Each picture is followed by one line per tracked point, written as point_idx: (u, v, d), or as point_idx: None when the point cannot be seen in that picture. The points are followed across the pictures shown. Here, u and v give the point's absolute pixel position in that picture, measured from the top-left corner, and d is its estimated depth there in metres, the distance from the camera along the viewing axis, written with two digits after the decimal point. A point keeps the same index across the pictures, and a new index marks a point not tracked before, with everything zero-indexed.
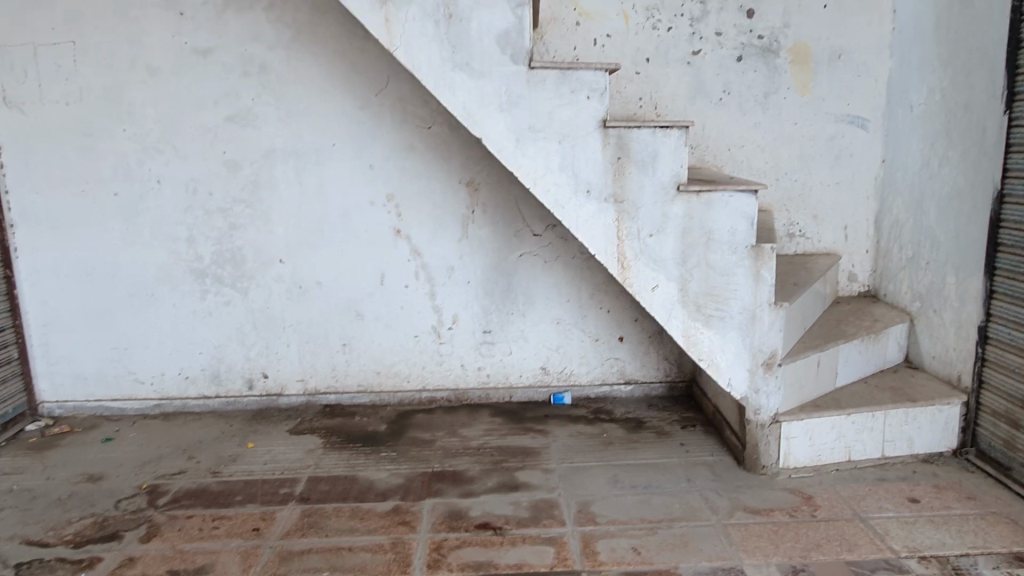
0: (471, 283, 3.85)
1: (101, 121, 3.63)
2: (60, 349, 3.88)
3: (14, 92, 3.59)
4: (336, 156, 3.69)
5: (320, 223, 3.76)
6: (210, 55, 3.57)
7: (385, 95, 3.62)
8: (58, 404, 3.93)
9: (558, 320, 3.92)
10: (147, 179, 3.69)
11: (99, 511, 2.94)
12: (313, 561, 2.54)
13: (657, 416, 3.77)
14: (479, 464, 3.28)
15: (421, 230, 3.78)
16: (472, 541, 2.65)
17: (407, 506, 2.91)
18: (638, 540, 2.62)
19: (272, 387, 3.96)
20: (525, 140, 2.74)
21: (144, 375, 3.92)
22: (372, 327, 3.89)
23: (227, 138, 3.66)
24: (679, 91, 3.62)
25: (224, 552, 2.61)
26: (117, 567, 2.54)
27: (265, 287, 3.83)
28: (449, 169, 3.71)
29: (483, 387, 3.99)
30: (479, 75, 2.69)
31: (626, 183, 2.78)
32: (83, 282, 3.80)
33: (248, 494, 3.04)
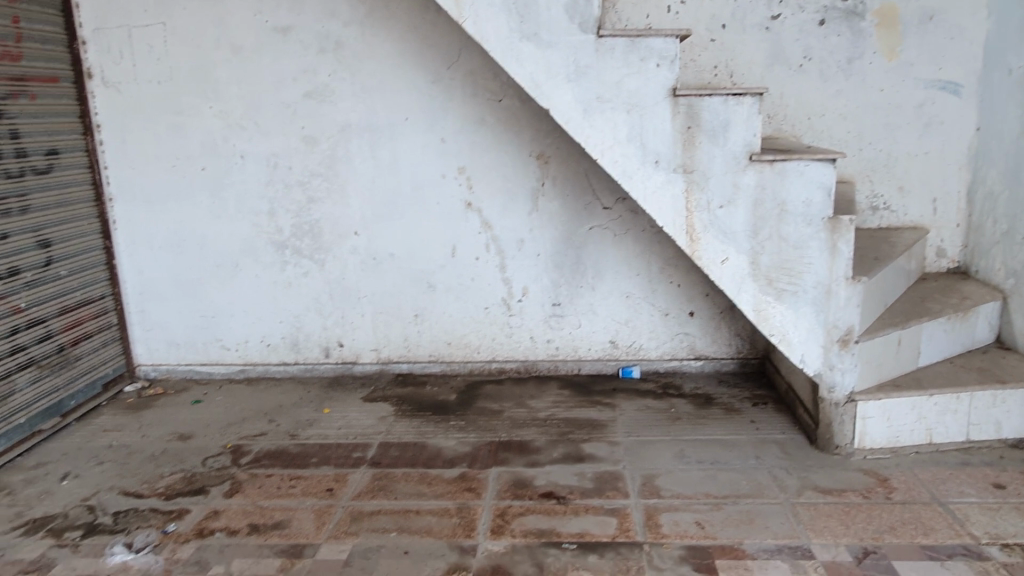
0: (540, 256, 3.87)
1: (189, 99, 3.80)
2: (154, 316, 4.12)
3: (111, 73, 3.80)
4: (408, 130, 3.75)
5: (393, 196, 3.84)
6: (289, 33, 3.67)
7: (457, 69, 3.65)
8: (153, 367, 4.20)
9: (627, 293, 3.89)
10: (232, 155, 3.86)
11: (188, 467, 3.14)
12: (382, 521, 2.64)
13: (727, 392, 3.71)
14: (545, 434, 3.32)
15: (492, 203, 3.81)
16: (536, 509, 2.69)
17: (474, 473, 2.98)
18: (702, 515, 2.60)
19: (347, 355, 4.10)
20: (593, 110, 2.71)
21: (230, 342, 4.13)
22: (443, 299, 3.97)
23: (305, 114, 3.77)
24: (757, 58, 3.50)
25: (300, 509, 2.75)
26: (203, 519, 2.71)
27: (341, 259, 3.95)
28: (519, 141, 3.71)
29: (552, 359, 4.02)
30: (547, 46, 2.67)
31: (696, 154, 2.73)
32: (175, 253, 4.02)
33: (323, 456, 3.18)
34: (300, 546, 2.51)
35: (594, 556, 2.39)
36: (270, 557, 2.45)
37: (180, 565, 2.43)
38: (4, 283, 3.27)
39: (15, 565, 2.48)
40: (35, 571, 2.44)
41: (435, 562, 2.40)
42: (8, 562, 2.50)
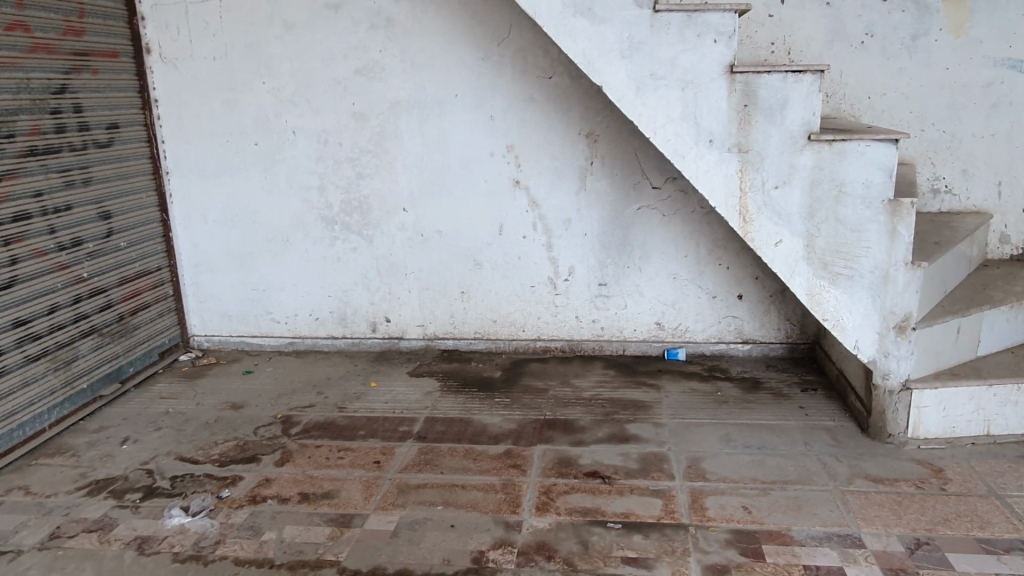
0: (588, 235, 3.84)
1: (242, 75, 3.85)
2: (208, 288, 4.23)
3: (169, 49, 3.87)
4: (457, 107, 3.74)
5: (442, 173, 3.85)
6: (341, 9, 3.68)
7: (507, 45, 3.61)
8: (206, 338, 4.31)
9: (675, 275, 3.85)
10: (284, 131, 3.91)
11: (241, 436, 3.23)
12: (429, 495, 2.68)
13: (775, 377, 3.66)
14: (590, 414, 3.32)
15: (540, 182, 3.79)
16: (580, 488, 2.70)
17: (519, 450, 3.00)
18: (749, 499, 2.58)
19: (393, 330, 4.15)
20: (646, 87, 2.67)
21: (280, 315, 4.21)
22: (489, 277, 3.98)
23: (355, 90, 3.79)
24: (816, 35, 3.40)
25: (348, 480, 2.81)
26: (255, 486, 2.79)
27: (389, 236, 3.99)
28: (568, 120, 3.67)
29: (597, 339, 4.00)
30: (601, 21, 2.63)
31: (751, 133, 2.66)
32: (227, 227, 4.11)
33: (370, 429, 3.23)
34: (349, 516, 2.57)
35: (639, 536, 2.39)
36: (320, 525, 2.51)
37: (234, 529, 2.51)
38: (69, 253, 3.38)
39: (80, 524, 2.58)
40: (99, 530, 2.54)
41: (481, 536, 2.43)
42: (72, 520, 2.61)
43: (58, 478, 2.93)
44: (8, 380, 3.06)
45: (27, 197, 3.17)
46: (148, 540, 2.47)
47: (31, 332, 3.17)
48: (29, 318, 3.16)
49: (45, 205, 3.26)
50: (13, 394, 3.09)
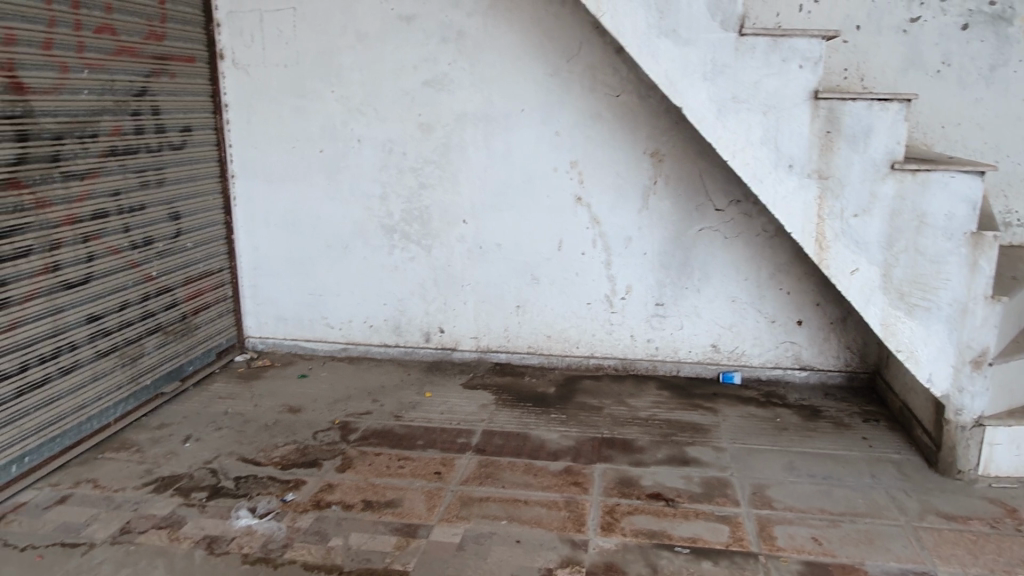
0: (647, 254, 3.83)
1: (312, 83, 3.91)
2: (266, 291, 4.29)
3: (242, 55, 3.95)
4: (523, 122, 3.75)
5: (504, 187, 3.86)
6: (413, 21, 3.72)
7: (577, 62, 3.62)
8: (261, 340, 4.37)
9: (734, 298, 3.81)
10: (349, 139, 3.96)
11: (300, 439, 3.25)
12: (493, 509, 2.68)
13: (834, 406, 3.60)
14: (648, 434, 3.30)
15: (602, 199, 3.79)
16: (645, 509, 2.68)
17: (579, 468, 2.99)
18: (819, 530, 2.54)
19: (447, 341, 4.16)
20: (727, 110, 2.68)
21: (335, 321, 4.26)
22: (546, 292, 3.98)
23: (423, 102, 3.83)
24: (891, 62, 3.37)
25: (411, 490, 2.81)
26: (319, 491, 2.81)
27: (448, 247, 4.01)
28: (634, 138, 3.67)
29: (651, 359, 3.98)
30: (685, 43, 2.64)
31: (833, 159, 2.65)
32: (289, 231, 4.16)
33: (428, 439, 3.24)
34: (414, 526, 2.57)
35: (709, 563, 2.37)
36: (386, 534, 2.52)
37: (301, 534, 2.52)
38: (141, 252, 3.46)
39: (150, 519, 2.62)
40: (168, 527, 2.57)
41: (549, 554, 2.41)
42: (142, 516, 2.65)
43: (125, 473, 2.97)
44: (79, 374, 3.12)
45: (106, 196, 3.25)
46: (217, 540, 2.49)
47: (103, 328, 3.23)
48: (102, 313, 3.23)
49: (122, 204, 3.34)
50: (83, 387, 3.15)
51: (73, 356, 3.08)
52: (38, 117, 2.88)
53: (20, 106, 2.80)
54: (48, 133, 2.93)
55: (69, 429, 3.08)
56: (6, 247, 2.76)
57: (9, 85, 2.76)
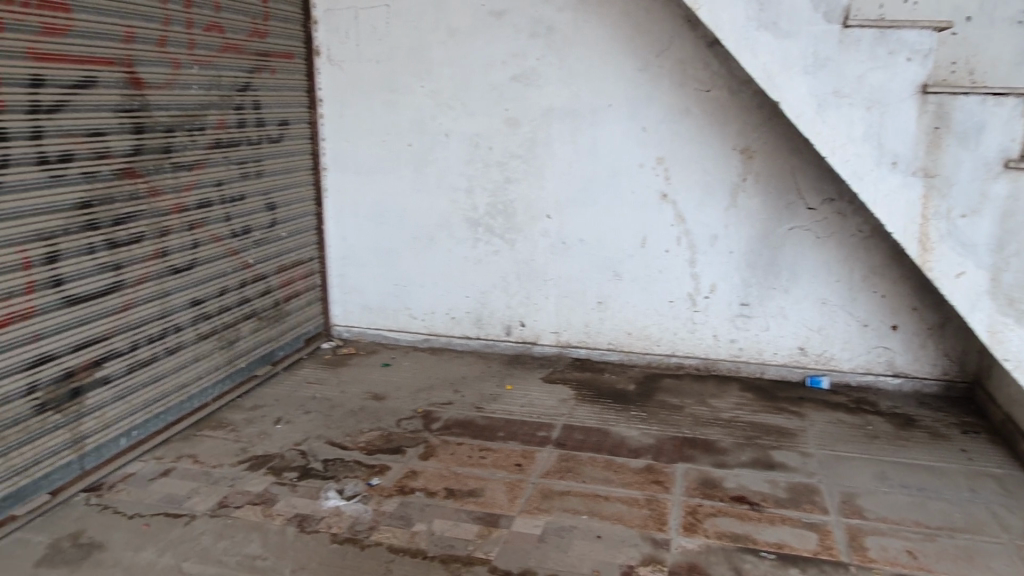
0: (733, 253, 3.75)
1: (404, 79, 4.01)
2: (353, 281, 4.43)
3: (338, 52, 4.09)
4: (610, 117, 3.73)
5: (589, 182, 3.86)
6: (504, 16, 3.75)
7: (667, 57, 3.58)
8: (347, 328, 4.52)
9: (824, 300, 3.69)
10: (437, 133, 4.03)
11: (385, 426, 3.34)
12: (573, 503, 2.69)
13: (930, 416, 3.44)
14: (731, 436, 3.23)
15: (689, 196, 3.73)
16: (728, 511, 2.64)
17: (660, 466, 2.96)
18: (914, 543, 2.44)
19: (527, 335, 4.19)
20: (828, 105, 2.64)
21: (418, 312, 4.36)
22: (628, 289, 3.95)
23: (511, 96, 3.86)
24: (1003, 55, 3.19)
25: (492, 480, 2.85)
26: (403, 477, 2.88)
27: (531, 241, 4.04)
28: (724, 133, 3.60)
29: (734, 360, 3.90)
30: (786, 35, 2.63)
31: (940, 157, 2.55)
32: (377, 223, 4.29)
33: (509, 432, 3.28)
34: (495, 516, 2.60)
35: (796, 570, 2.31)
36: (468, 522, 2.56)
37: (387, 517, 2.60)
38: (240, 240, 3.63)
39: (245, 495, 2.75)
40: (262, 503, 2.69)
41: (630, 551, 2.41)
42: (238, 492, 2.78)
43: (222, 450, 3.13)
44: (182, 355, 3.30)
45: (210, 186, 3.43)
46: (308, 518, 2.59)
47: (204, 312, 3.41)
48: (203, 298, 3.40)
49: (224, 194, 3.52)
50: (186, 367, 3.33)
51: (177, 337, 3.26)
52: (153, 110, 3.06)
53: (138, 100, 2.98)
54: (161, 126, 3.11)
55: (172, 406, 3.27)
56: (122, 233, 2.94)
57: (128, 80, 2.93)
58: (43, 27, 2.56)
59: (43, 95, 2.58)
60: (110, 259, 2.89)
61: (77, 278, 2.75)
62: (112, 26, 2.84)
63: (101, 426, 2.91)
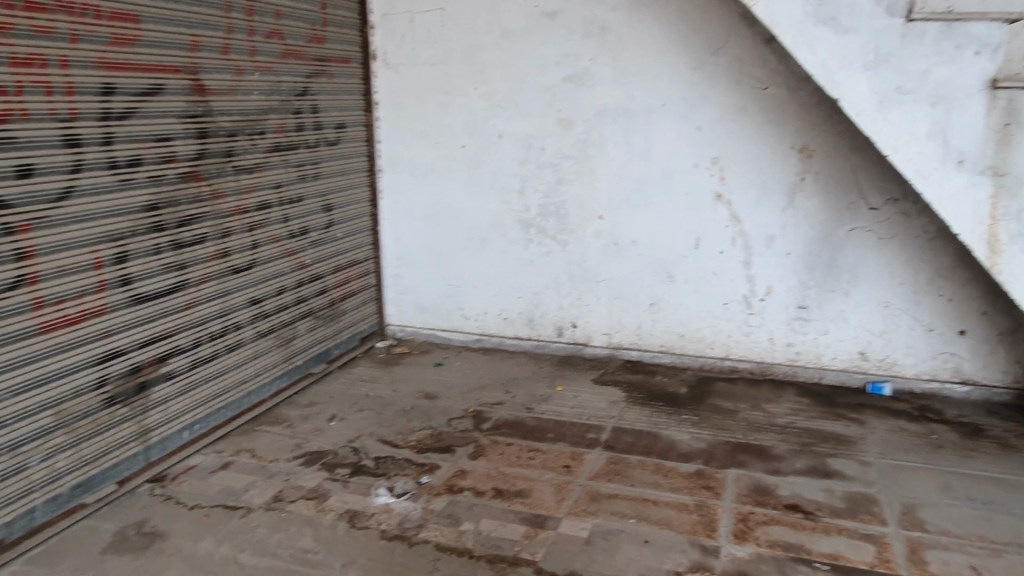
0: (791, 254, 3.66)
1: (458, 81, 4.05)
2: (407, 281, 4.50)
3: (394, 55, 4.16)
4: (664, 116, 3.69)
5: (642, 182, 3.82)
6: (557, 17, 3.75)
7: (723, 55, 3.51)
8: (401, 327, 4.59)
9: (886, 303, 3.57)
10: (491, 135, 4.06)
11: (435, 425, 3.38)
12: (621, 506, 2.67)
13: (1000, 425, 3.29)
14: (786, 443, 3.16)
15: (745, 196, 3.66)
16: (781, 520, 2.58)
17: (711, 472, 2.91)
18: (978, 559, 2.34)
19: (579, 336, 4.18)
20: (890, 101, 2.55)
21: (470, 312, 4.39)
22: (681, 291, 3.90)
23: (564, 97, 3.85)
24: None
25: (540, 481, 2.86)
26: (452, 476, 2.91)
27: (583, 242, 4.02)
28: (782, 132, 3.51)
29: (791, 364, 3.80)
30: (846, 30, 2.55)
31: (1011, 154, 2.46)
32: (431, 224, 4.34)
33: (558, 433, 3.28)
34: (543, 517, 2.60)
35: None
36: (515, 523, 2.57)
37: (435, 515, 2.63)
38: (298, 240, 3.73)
39: (300, 490, 2.82)
40: (315, 498, 2.76)
41: (678, 557, 2.37)
42: (293, 486, 2.85)
43: (279, 445, 3.22)
44: (242, 352, 3.41)
45: (270, 189, 3.53)
46: (358, 514, 2.64)
47: (263, 311, 3.52)
48: (262, 297, 3.51)
49: (283, 196, 3.62)
50: (245, 364, 3.44)
51: (237, 335, 3.37)
52: (216, 116, 3.17)
53: (202, 106, 3.09)
54: (224, 130, 3.22)
55: (232, 402, 3.38)
56: (186, 234, 3.06)
57: (193, 87, 3.05)
58: (114, 37, 2.68)
59: (115, 102, 2.70)
60: (175, 259, 3.00)
61: (144, 278, 2.87)
62: (178, 35, 2.96)
63: (165, 420, 3.03)
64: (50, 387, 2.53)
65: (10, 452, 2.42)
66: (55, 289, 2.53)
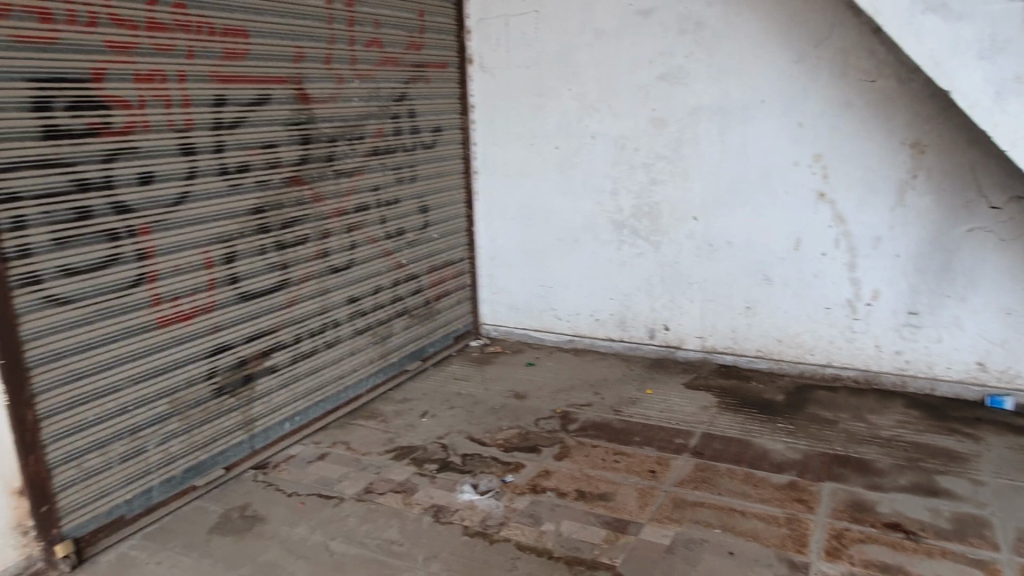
0: (900, 257, 3.45)
1: (551, 82, 4.07)
2: (501, 281, 4.57)
3: (489, 59, 4.23)
4: (763, 113, 3.56)
5: (739, 182, 3.71)
6: (652, 15, 3.69)
7: (827, 47, 3.35)
8: (494, 327, 4.67)
9: (1008, 310, 3.30)
10: (584, 135, 4.05)
11: (523, 425, 3.41)
12: (707, 515, 2.60)
13: None
14: (889, 457, 2.98)
15: (849, 195, 3.47)
16: (879, 539, 2.44)
17: (805, 484, 2.79)
18: None
19: (672, 339, 4.11)
20: (1008, 92, 2.36)
21: (562, 313, 4.41)
22: (780, 294, 3.76)
23: (658, 96, 3.79)
24: None
25: (624, 485, 2.83)
26: (537, 476, 2.93)
27: (677, 243, 3.95)
28: (892, 127, 3.31)
29: (900, 374, 3.58)
30: (957, 18, 2.39)
31: None
32: (524, 224, 4.39)
33: (646, 437, 3.23)
34: (624, 522, 2.58)
35: None
36: (596, 526, 2.56)
37: (517, 514, 2.66)
38: (394, 241, 3.86)
39: (389, 483, 2.93)
40: (403, 492, 2.85)
41: (763, 571, 2.29)
42: (383, 479, 2.96)
43: (372, 439, 3.35)
44: (340, 348, 3.57)
45: (368, 191, 3.67)
46: (443, 509, 2.71)
47: (361, 308, 3.67)
48: (360, 296, 3.66)
49: (380, 198, 3.76)
50: (343, 359, 3.60)
51: (336, 332, 3.53)
52: (318, 123, 3.33)
53: (305, 113, 3.25)
54: (325, 136, 3.38)
55: (330, 395, 3.55)
56: (290, 235, 3.23)
57: (297, 96, 3.21)
58: (226, 52, 2.88)
59: (225, 113, 2.89)
60: (278, 259, 3.18)
61: (250, 277, 3.06)
62: (284, 48, 3.13)
63: (269, 411, 3.22)
64: (166, 377, 2.74)
65: (130, 436, 2.64)
66: (171, 286, 2.74)
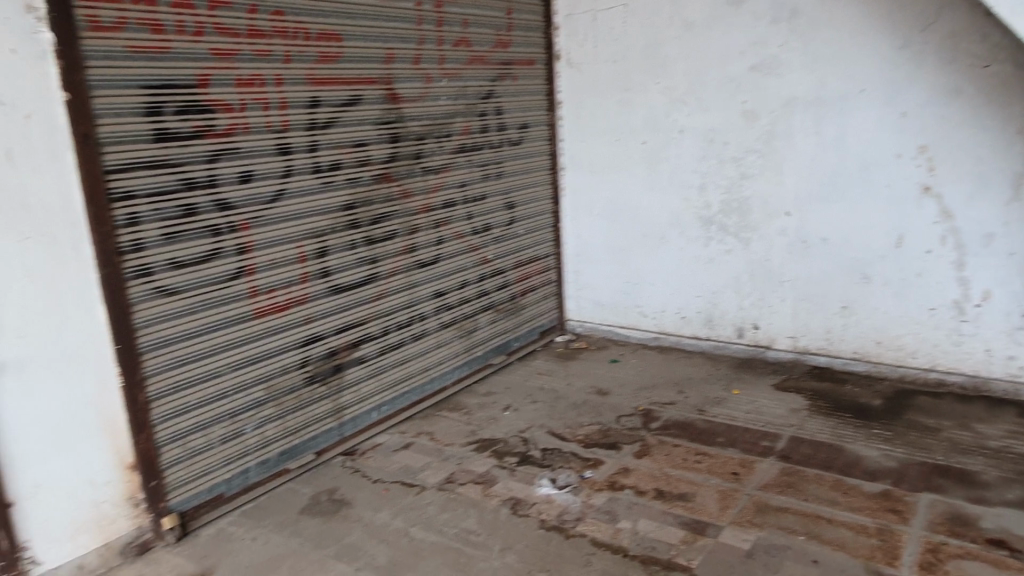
0: (1014, 255, 3.17)
1: (638, 77, 4.02)
2: (587, 277, 4.58)
3: (577, 55, 4.23)
4: (861, 104, 3.39)
5: (835, 176, 3.55)
6: (743, 4, 3.59)
7: (933, 31, 3.13)
8: (580, 323, 4.67)
9: None
10: (671, 130, 3.98)
11: (604, 422, 3.40)
12: (790, 521, 2.52)
13: None
14: (997, 469, 2.78)
15: (958, 189, 3.24)
16: (980, 555, 2.28)
17: (900, 494, 2.65)
18: None
19: (761, 338, 3.98)
20: None
21: (648, 310, 4.35)
22: (879, 293, 3.57)
23: (749, 88, 3.68)
24: None
25: (705, 486, 2.78)
26: (615, 473, 2.92)
27: (767, 240, 3.83)
28: (1008, 114, 3.04)
29: (1013, 381, 3.32)
30: None
31: None
32: (611, 220, 4.36)
33: (730, 438, 3.15)
34: (703, 524, 2.54)
35: None
36: (673, 526, 2.53)
37: (593, 510, 2.66)
38: (481, 237, 3.93)
39: (469, 474, 2.99)
40: (482, 483, 2.91)
41: None
42: (463, 470, 3.03)
43: (455, 431, 3.42)
44: (426, 341, 3.67)
45: (455, 188, 3.75)
46: (521, 502, 2.74)
47: (447, 303, 3.75)
48: (446, 290, 3.74)
49: (467, 195, 3.82)
50: (429, 352, 3.70)
51: (422, 325, 3.63)
52: (407, 122, 3.43)
53: (394, 112, 3.36)
54: (413, 134, 3.47)
55: (416, 386, 3.65)
56: (379, 231, 3.34)
57: (387, 95, 3.31)
58: (320, 56, 3.00)
59: (319, 113, 3.02)
60: (368, 254, 3.30)
61: (341, 271, 3.18)
62: (375, 49, 3.23)
63: (357, 400, 3.35)
64: (262, 364, 2.91)
65: (230, 419, 2.81)
66: (267, 279, 2.89)
